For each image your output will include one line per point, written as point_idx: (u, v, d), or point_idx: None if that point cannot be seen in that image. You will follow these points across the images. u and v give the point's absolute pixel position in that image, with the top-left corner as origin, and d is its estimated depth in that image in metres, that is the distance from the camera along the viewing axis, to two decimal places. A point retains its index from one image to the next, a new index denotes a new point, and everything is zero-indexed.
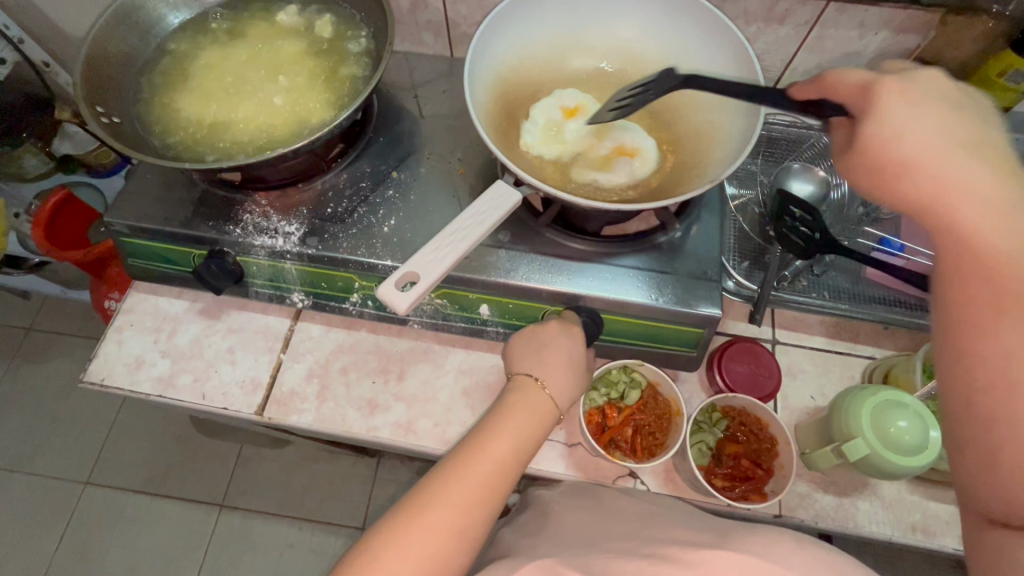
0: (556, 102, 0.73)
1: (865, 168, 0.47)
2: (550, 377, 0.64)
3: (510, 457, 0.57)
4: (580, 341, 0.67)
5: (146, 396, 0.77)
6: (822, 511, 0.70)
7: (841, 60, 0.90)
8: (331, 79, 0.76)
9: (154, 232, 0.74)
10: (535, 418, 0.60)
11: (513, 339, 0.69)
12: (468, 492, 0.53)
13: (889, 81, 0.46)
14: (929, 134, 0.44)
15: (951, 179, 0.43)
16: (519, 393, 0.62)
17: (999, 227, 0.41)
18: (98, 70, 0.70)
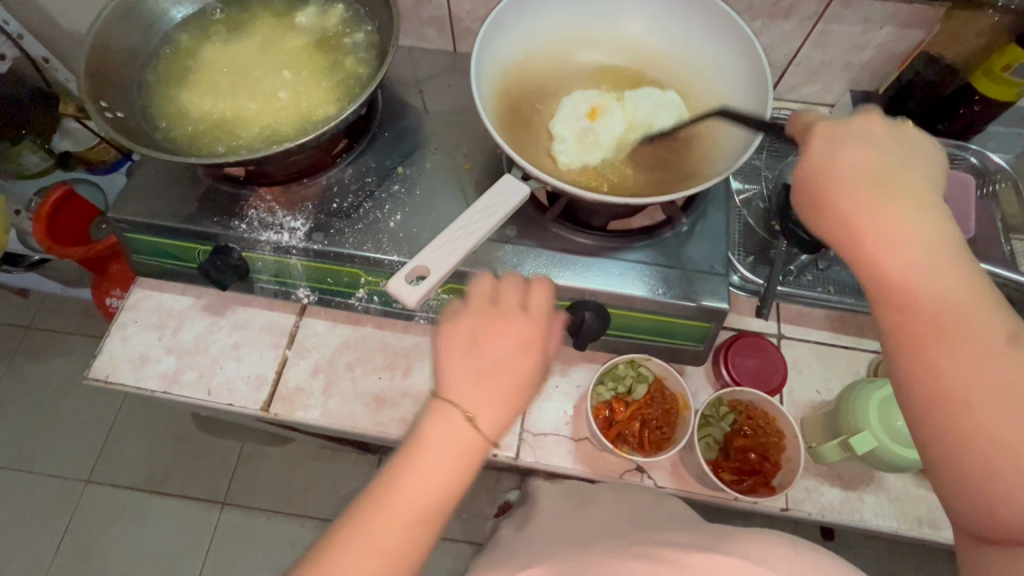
0: (571, 112, 0.71)
1: (796, 194, 0.49)
2: (481, 398, 0.47)
3: (437, 501, 0.45)
4: (539, 344, 0.50)
5: (151, 392, 0.77)
6: (829, 504, 0.70)
7: (845, 55, 0.90)
8: (335, 73, 0.76)
9: (158, 229, 0.73)
10: (463, 453, 0.46)
11: (444, 334, 0.50)
12: (379, 555, 0.43)
13: (822, 125, 0.49)
14: (870, 164, 0.46)
15: (862, 211, 0.44)
16: (436, 419, 0.47)
17: (920, 264, 0.42)
18: (101, 65, 0.69)
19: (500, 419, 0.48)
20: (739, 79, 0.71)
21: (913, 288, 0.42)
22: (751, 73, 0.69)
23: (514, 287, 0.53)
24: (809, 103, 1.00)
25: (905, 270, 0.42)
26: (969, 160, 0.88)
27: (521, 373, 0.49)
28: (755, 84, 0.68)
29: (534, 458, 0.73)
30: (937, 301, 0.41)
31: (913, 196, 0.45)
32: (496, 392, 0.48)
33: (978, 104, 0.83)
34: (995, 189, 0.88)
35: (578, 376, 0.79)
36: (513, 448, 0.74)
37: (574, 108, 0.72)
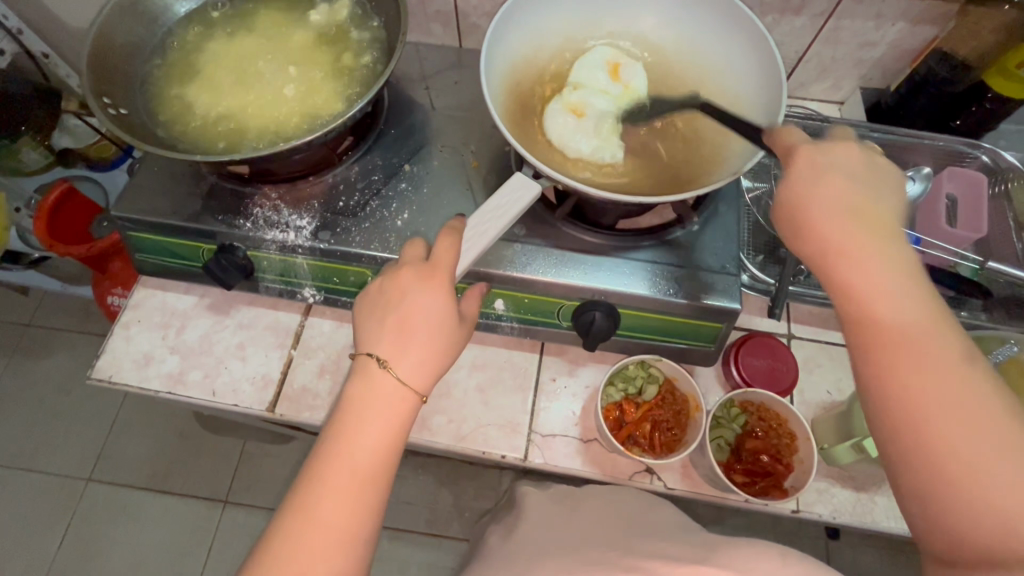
0: (573, 127, 0.67)
1: (781, 213, 0.52)
2: (398, 353, 0.52)
3: (376, 462, 0.50)
4: (445, 295, 0.55)
5: (156, 392, 0.76)
6: (840, 505, 0.70)
7: (856, 52, 0.89)
8: (341, 68, 0.75)
9: (162, 227, 0.72)
10: (390, 403, 0.51)
11: (358, 308, 0.57)
12: (339, 522, 0.47)
13: (805, 151, 0.51)
14: (843, 193, 0.50)
15: (843, 238, 0.48)
16: (363, 382, 0.52)
17: (897, 300, 0.45)
18: (104, 60, 0.68)
19: (423, 371, 0.53)
20: (752, 75, 0.70)
21: (881, 315, 0.45)
22: (764, 69, 0.68)
23: (419, 247, 0.58)
24: (819, 100, 0.99)
25: (878, 298, 0.46)
26: (981, 158, 0.87)
27: (440, 327, 0.54)
28: (768, 81, 0.67)
29: (542, 459, 0.73)
30: (904, 328, 0.44)
31: (878, 227, 0.48)
32: (419, 348, 0.53)
33: (990, 102, 0.83)
34: (1008, 188, 0.86)
35: (587, 376, 0.78)
36: (521, 449, 0.73)
37: (558, 124, 0.68)
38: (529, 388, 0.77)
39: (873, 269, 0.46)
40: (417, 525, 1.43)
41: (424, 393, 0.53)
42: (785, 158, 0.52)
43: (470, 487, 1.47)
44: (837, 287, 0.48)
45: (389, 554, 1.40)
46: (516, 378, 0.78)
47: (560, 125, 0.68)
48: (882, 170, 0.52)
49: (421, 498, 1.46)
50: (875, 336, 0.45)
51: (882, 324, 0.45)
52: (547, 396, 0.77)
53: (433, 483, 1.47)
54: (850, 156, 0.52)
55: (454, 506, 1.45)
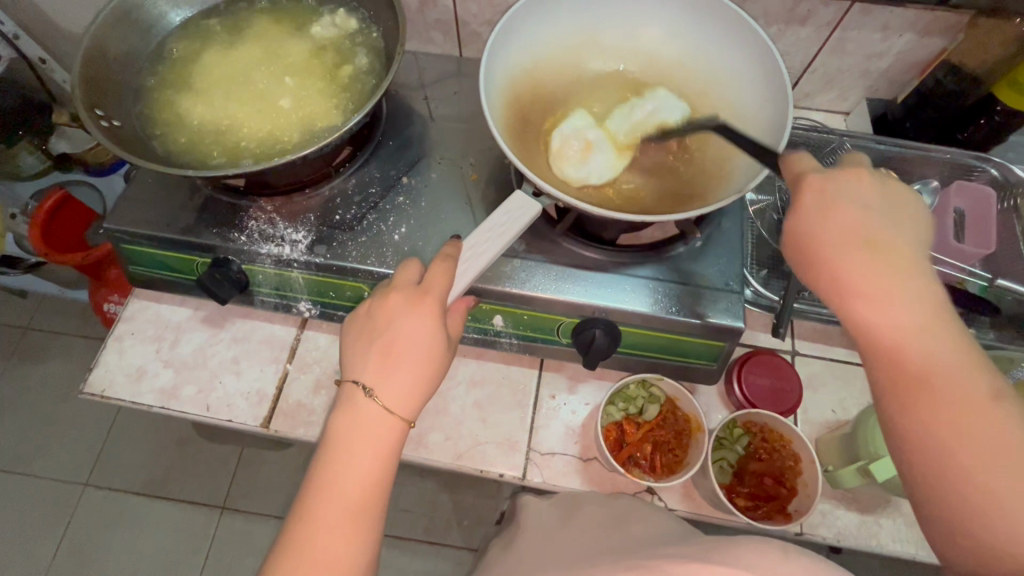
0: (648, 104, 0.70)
1: (789, 252, 0.51)
2: (384, 381, 0.51)
3: (366, 495, 0.48)
4: (434, 319, 0.53)
5: (149, 408, 0.75)
6: (845, 528, 0.68)
7: (863, 62, 0.87)
8: (339, 80, 0.74)
9: (156, 240, 0.71)
10: (376, 434, 0.50)
11: (345, 337, 0.55)
12: (328, 560, 0.46)
13: (812, 180, 0.50)
14: (861, 222, 0.48)
15: (850, 267, 0.47)
16: (349, 413, 0.50)
17: (927, 325, 0.45)
18: (97, 71, 0.67)
19: (411, 399, 0.51)
20: (756, 90, 0.68)
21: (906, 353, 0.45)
22: (769, 83, 0.67)
23: (413, 270, 0.57)
24: (823, 110, 0.98)
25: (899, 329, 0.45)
26: (990, 172, 0.85)
27: (428, 354, 0.53)
28: (773, 96, 0.66)
29: (541, 478, 0.72)
30: (930, 360, 0.44)
31: (895, 256, 0.47)
32: (406, 375, 0.52)
33: (999, 115, 0.81)
34: (1017, 203, 0.84)
35: (587, 394, 0.77)
36: (519, 467, 0.72)
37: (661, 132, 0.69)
38: (528, 405, 0.76)
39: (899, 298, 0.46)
40: (416, 534, 1.42)
41: (410, 420, 0.52)
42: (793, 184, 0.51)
43: (470, 495, 1.46)
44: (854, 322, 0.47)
45: (387, 562, 1.39)
46: (515, 395, 0.77)
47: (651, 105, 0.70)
48: (903, 191, 0.52)
49: (420, 505, 1.45)
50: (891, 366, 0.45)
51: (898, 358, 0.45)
52: (546, 413, 0.76)
53: (433, 491, 1.46)
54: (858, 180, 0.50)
55: (454, 514, 1.44)
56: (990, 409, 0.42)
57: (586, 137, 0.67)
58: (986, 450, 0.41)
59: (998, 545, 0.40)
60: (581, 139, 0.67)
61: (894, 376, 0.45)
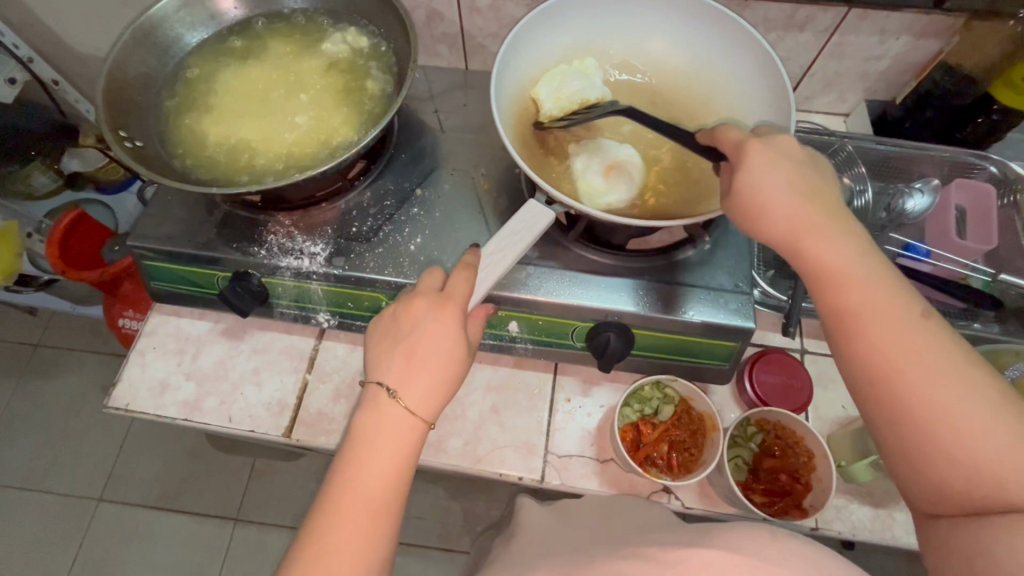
0: (578, 81, 0.72)
1: (734, 209, 0.55)
2: (406, 381, 0.53)
3: (386, 493, 0.50)
4: (456, 323, 0.55)
5: (172, 420, 0.77)
6: (858, 522, 0.70)
7: (861, 65, 0.89)
8: (353, 96, 0.76)
9: (177, 255, 0.73)
10: (397, 434, 0.51)
11: (369, 340, 0.57)
12: (349, 555, 0.47)
13: (754, 142, 0.54)
14: (797, 179, 0.53)
15: (802, 220, 0.51)
16: (372, 412, 0.52)
17: (859, 267, 0.50)
18: (119, 93, 0.69)
19: (431, 400, 0.53)
20: (759, 96, 0.70)
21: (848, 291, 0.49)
22: (772, 90, 0.69)
23: (437, 276, 0.58)
24: (823, 112, 1.00)
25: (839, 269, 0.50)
26: (989, 169, 0.87)
27: (449, 358, 0.54)
28: (776, 102, 0.68)
29: (559, 480, 0.73)
30: (867, 296, 0.48)
31: (836, 212, 0.52)
32: (428, 377, 0.53)
33: (996, 113, 0.83)
34: (1017, 198, 0.86)
35: (601, 396, 0.78)
36: (537, 470, 0.73)
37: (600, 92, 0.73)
38: (544, 408, 0.78)
39: (835, 249, 0.50)
40: (429, 541, 1.43)
41: (431, 422, 0.53)
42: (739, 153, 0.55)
43: (482, 501, 1.46)
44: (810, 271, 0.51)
45: (402, 569, 1.40)
46: (531, 398, 0.78)
47: (574, 81, 0.72)
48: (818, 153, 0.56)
49: (433, 511, 1.45)
50: (844, 310, 0.49)
51: (848, 305, 0.49)
52: (562, 416, 0.77)
53: (445, 497, 1.47)
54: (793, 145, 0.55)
55: (467, 520, 1.45)
56: (930, 341, 0.46)
57: (598, 167, 0.68)
58: (925, 370, 0.45)
59: (932, 455, 0.44)
60: (602, 174, 0.68)
61: (843, 319, 0.49)
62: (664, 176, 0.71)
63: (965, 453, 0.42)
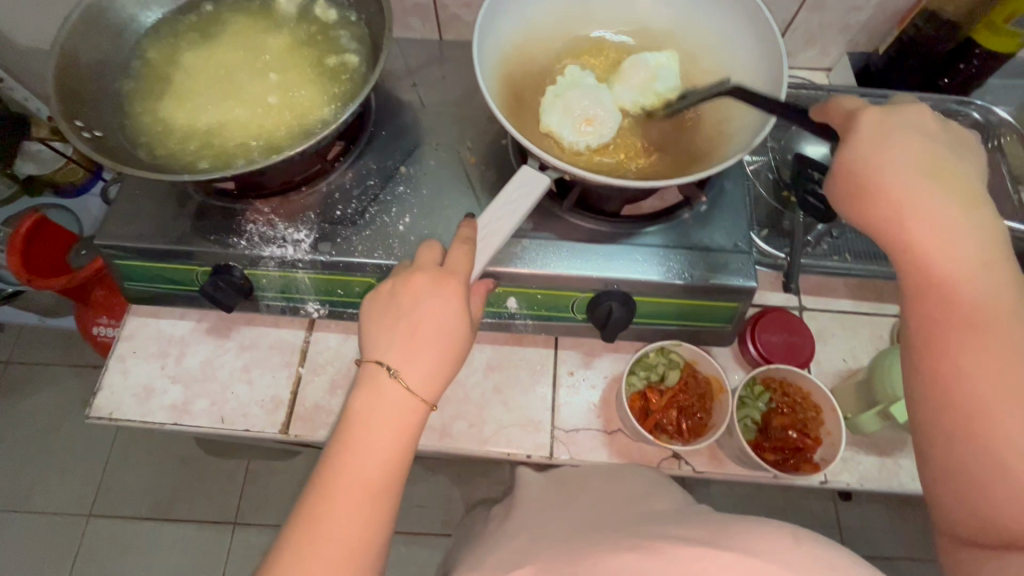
0: (568, 108, 0.66)
1: (835, 178, 0.51)
2: (407, 360, 0.50)
3: (385, 475, 0.47)
4: (458, 299, 0.52)
5: (161, 425, 0.73)
6: (866, 471, 0.70)
7: (843, 16, 0.88)
8: (326, 71, 0.71)
9: (150, 253, 0.69)
10: (396, 414, 0.48)
11: (365, 318, 0.54)
12: (344, 540, 0.44)
13: (871, 111, 0.51)
14: (918, 155, 0.48)
15: (907, 195, 0.47)
16: (371, 391, 0.49)
17: (950, 253, 0.45)
18: (71, 81, 0.64)
19: (433, 380, 0.50)
20: (748, 48, 0.68)
21: (938, 269, 0.45)
22: (761, 42, 0.67)
23: (435, 251, 0.56)
24: (805, 68, 0.99)
25: (932, 250, 0.45)
26: (972, 115, 0.87)
27: (451, 335, 0.52)
28: (766, 52, 0.66)
29: (568, 454, 0.72)
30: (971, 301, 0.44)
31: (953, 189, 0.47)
32: (430, 355, 0.50)
33: (977, 58, 0.83)
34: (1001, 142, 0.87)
35: (604, 367, 0.77)
36: (545, 447, 0.72)
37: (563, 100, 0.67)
38: (547, 384, 0.76)
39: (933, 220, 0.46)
40: (433, 527, 1.42)
41: (433, 402, 0.50)
42: (850, 122, 0.51)
43: (484, 484, 1.46)
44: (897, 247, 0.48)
45: (409, 557, 1.40)
46: (533, 375, 0.77)
47: (581, 101, 0.67)
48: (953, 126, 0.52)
49: (435, 498, 1.45)
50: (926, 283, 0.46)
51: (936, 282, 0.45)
52: (566, 390, 0.76)
53: (447, 482, 1.46)
54: (926, 116, 0.51)
55: (469, 505, 1.44)
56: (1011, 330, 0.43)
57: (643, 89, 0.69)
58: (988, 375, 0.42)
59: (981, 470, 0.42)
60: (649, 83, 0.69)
61: (925, 303, 0.46)
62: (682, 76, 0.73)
63: (1010, 456, 0.41)
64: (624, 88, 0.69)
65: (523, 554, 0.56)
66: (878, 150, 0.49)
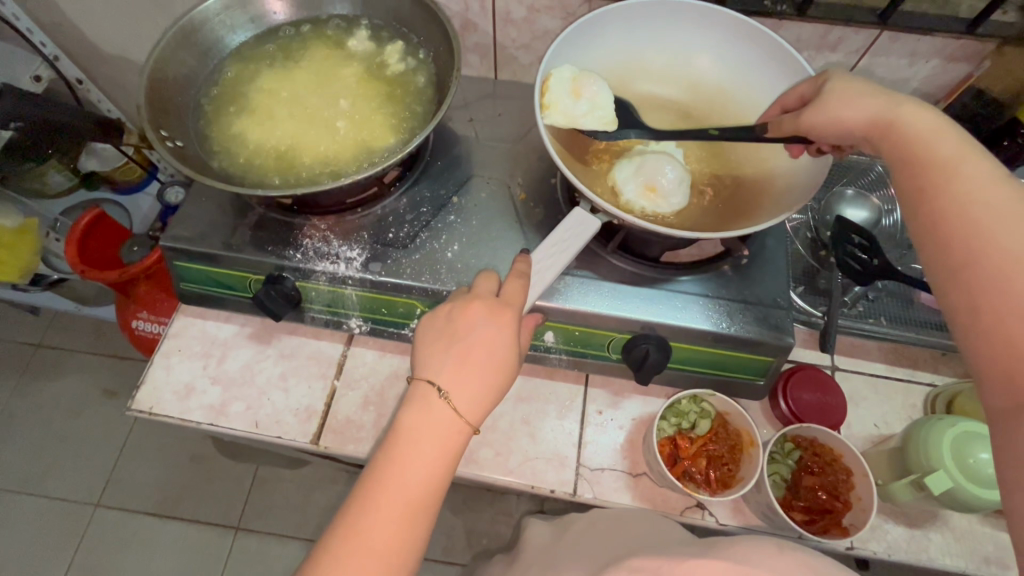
0: (671, 182, 0.67)
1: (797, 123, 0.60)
2: (458, 383, 0.51)
3: (425, 493, 0.48)
4: (512, 330, 0.54)
5: (197, 424, 0.75)
6: (894, 542, 0.69)
7: (890, 86, 0.91)
8: (393, 101, 0.76)
9: (210, 257, 0.72)
10: (441, 435, 0.49)
11: (418, 337, 0.55)
12: (380, 553, 0.45)
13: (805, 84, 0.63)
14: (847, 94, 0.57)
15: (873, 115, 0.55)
16: (420, 409, 0.50)
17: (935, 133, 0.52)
18: (159, 93, 0.69)
19: (480, 404, 0.51)
20: None
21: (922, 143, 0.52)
22: None
23: (491, 281, 0.58)
24: None
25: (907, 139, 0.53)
26: None
27: (500, 364, 0.53)
28: None
29: (593, 494, 0.72)
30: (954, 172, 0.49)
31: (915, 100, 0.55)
32: (479, 381, 0.52)
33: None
34: None
35: (632, 408, 0.78)
36: (570, 483, 0.73)
37: (627, 179, 0.67)
38: (575, 421, 0.77)
39: (912, 117, 0.53)
40: (433, 554, 1.40)
41: (476, 426, 0.51)
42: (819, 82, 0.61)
43: (488, 515, 1.44)
44: (901, 156, 0.53)
45: None
46: (561, 410, 0.78)
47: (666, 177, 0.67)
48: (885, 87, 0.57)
49: (436, 528, 1.42)
50: (920, 172, 0.51)
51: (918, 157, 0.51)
52: (594, 429, 0.76)
53: (448, 510, 1.44)
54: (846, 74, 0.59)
55: (470, 535, 1.42)
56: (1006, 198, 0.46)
57: (574, 99, 0.67)
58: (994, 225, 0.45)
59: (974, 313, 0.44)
60: (577, 99, 0.67)
61: (928, 179, 0.50)
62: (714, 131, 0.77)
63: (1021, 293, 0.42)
64: (588, 110, 0.68)
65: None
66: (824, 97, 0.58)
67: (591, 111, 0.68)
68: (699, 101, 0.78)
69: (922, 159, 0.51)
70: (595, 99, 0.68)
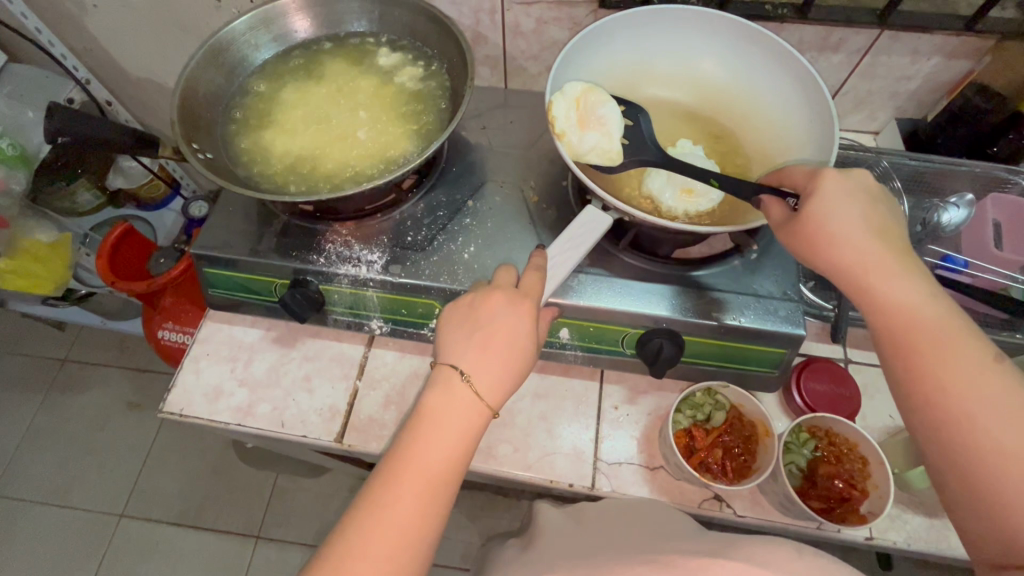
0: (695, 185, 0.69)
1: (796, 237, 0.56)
2: (479, 367, 0.53)
3: (447, 470, 0.50)
4: (531, 318, 0.56)
5: (225, 425, 0.78)
6: (913, 531, 0.69)
7: (892, 84, 0.93)
8: (409, 111, 0.80)
9: (237, 263, 0.75)
10: (462, 416, 0.51)
11: (441, 327, 0.58)
12: (404, 526, 0.47)
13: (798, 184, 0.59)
14: (846, 224, 0.54)
15: (870, 256, 0.53)
16: (444, 390, 0.52)
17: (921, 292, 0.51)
18: (189, 109, 0.73)
19: (500, 388, 0.53)
20: (799, 110, 0.74)
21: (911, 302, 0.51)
22: (811, 106, 0.72)
23: (511, 275, 0.61)
24: (853, 130, 1.03)
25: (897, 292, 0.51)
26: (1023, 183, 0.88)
27: (519, 348, 0.55)
28: (818, 113, 0.71)
29: (611, 487, 0.73)
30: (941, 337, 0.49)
31: (903, 253, 0.54)
32: (498, 365, 0.54)
33: None
34: None
35: (648, 404, 0.79)
36: (588, 477, 0.74)
37: (662, 189, 0.69)
38: (592, 416, 0.78)
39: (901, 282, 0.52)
40: (451, 560, 1.41)
41: (496, 410, 0.53)
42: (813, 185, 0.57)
43: (505, 520, 1.45)
44: (882, 309, 0.52)
45: None
46: (578, 407, 0.79)
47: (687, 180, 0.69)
48: (875, 216, 0.55)
49: (453, 534, 1.43)
50: (909, 338, 0.50)
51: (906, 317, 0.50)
52: (610, 424, 0.78)
53: (465, 517, 1.45)
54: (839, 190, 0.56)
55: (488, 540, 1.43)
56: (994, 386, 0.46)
57: (582, 130, 0.69)
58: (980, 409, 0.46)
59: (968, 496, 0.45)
60: (585, 130, 0.69)
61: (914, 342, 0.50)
62: (721, 130, 0.79)
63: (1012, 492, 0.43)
64: (597, 140, 0.69)
65: (566, 561, 0.58)
66: (826, 216, 0.55)
67: (597, 145, 0.69)
68: (705, 102, 0.81)
69: (913, 319, 0.50)
70: (604, 127, 0.69)
